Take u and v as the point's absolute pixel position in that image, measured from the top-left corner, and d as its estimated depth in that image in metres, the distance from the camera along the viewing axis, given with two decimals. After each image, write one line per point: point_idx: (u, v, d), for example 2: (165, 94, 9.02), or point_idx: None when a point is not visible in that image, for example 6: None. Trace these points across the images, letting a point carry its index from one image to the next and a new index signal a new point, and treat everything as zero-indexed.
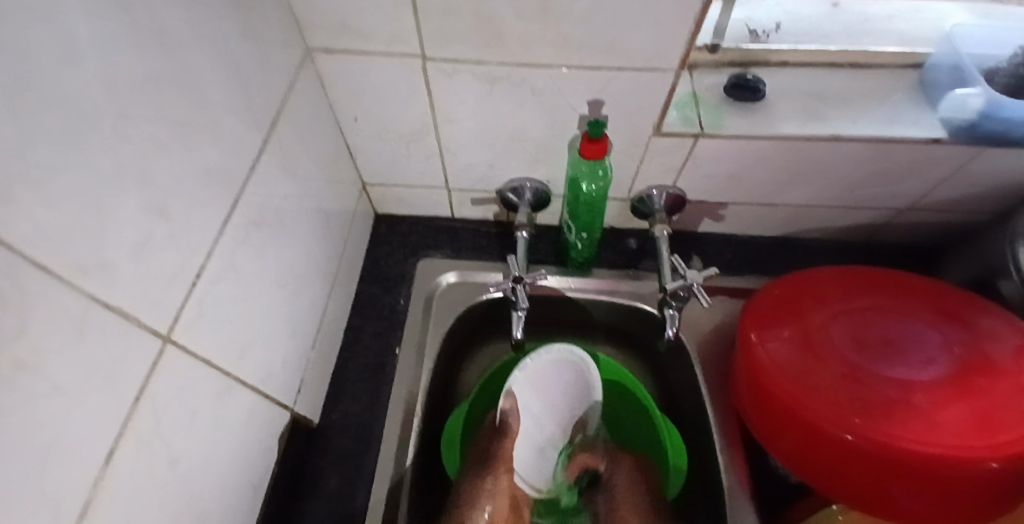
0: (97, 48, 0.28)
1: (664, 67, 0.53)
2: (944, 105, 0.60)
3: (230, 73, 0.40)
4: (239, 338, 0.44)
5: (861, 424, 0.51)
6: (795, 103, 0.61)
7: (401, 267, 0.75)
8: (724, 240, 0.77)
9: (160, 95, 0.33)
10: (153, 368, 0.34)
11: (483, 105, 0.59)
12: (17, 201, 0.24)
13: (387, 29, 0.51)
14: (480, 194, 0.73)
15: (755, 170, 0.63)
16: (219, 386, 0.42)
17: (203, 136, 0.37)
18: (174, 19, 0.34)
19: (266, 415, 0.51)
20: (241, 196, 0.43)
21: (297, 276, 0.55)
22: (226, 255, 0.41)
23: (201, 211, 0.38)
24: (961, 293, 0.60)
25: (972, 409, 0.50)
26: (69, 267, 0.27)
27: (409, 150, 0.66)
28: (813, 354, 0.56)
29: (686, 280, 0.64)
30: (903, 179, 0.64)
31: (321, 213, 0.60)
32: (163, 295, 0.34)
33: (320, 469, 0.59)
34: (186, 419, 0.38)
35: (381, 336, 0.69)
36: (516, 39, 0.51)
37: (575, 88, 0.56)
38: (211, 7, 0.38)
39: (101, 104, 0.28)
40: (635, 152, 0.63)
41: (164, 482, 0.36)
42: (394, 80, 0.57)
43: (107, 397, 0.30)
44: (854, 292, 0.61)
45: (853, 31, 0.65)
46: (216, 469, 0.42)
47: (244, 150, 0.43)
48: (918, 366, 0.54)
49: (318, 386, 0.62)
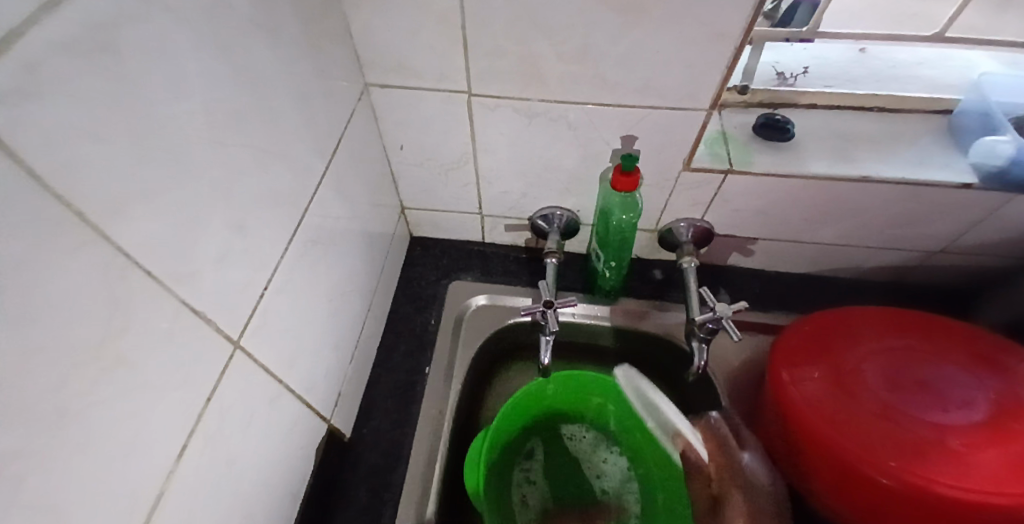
0: (201, 83, 0.32)
1: (695, 107, 0.56)
2: (973, 152, 0.61)
3: (301, 107, 0.45)
4: (292, 348, 0.48)
5: (895, 465, 0.51)
6: (822, 143, 0.63)
7: (434, 288, 0.78)
8: (752, 274, 0.78)
9: (247, 127, 0.37)
10: (223, 372, 0.37)
11: (520, 139, 0.62)
12: (131, 212, 0.27)
13: (437, 68, 0.56)
14: (512, 221, 0.76)
15: (783, 207, 0.65)
16: (274, 391, 0.45)
17: (276, 162, 0.41)
18: (261, 59, 0.39)
19: (307, 423, 0.53)
20: (303, 218, 0.47)
21: (342, 292, 0.58)
22: (287, 271, 0.45)
23: (271, 230, 0.41)
24: (999, 338, 0.60)
25: (1009, 455, 0.50)
26: (168, 274, 0.31)
27: (448, 178, 0.70)
28: (846, 393, 0.56)
29: (714, 311, 0.65)
30: (933, 221, 0.64)
31: (366, 235, 0.64)
32: (236, 303, 0.38)
33: (350, 482, 0.61)
34: (244, 421, 0.41)
35: (412, 354, 0.72)
36: (556, 79, 0.55)
37: (609, 125, 0.59)
38: (290, 47, 0.42)
39: (202, 132, 0.32)
40: (665, 186, 0.65)
41: (223, 478, 0.39)
42: (441, 114, 0.61)
43: (184, 393, 0.33)
44: (887, 333, 0.61)
45: (880, 75, 0.67)
46: (264, 469, 0.45)
47: (309, 177, 0.47)
48: (952, 409, 0.54)
49: (351, 399, 0.65)
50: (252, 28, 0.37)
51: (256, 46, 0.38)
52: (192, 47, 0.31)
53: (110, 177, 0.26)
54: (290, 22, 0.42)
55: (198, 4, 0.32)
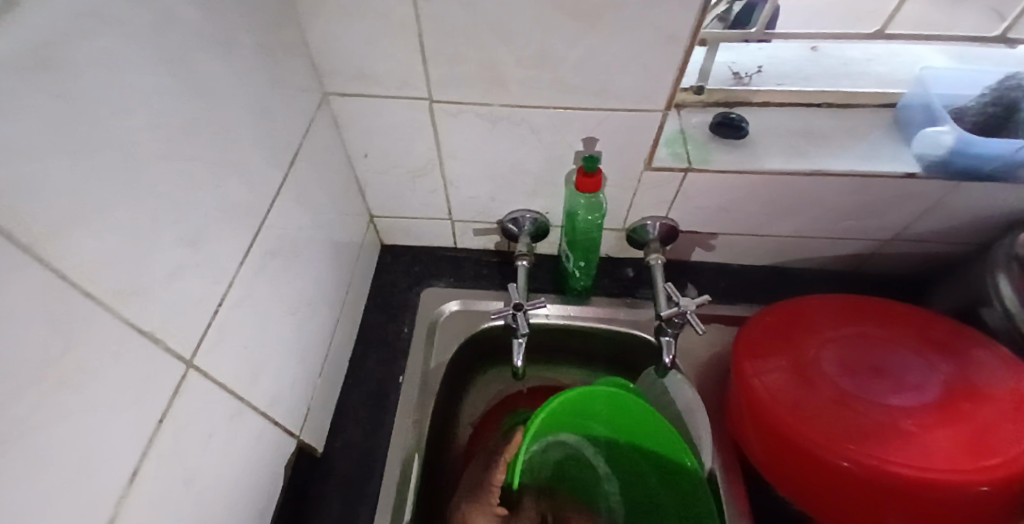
0: (149, 97, 0.32)
1: (653, 108, 0.57)
2: (918, 141, 0.64)
3: (257, 119, 0.44)
4: (255, 361, 0.47)
5: (854, 449, 0.52)
6: (777, 140, 0.65)
7: (405, 295, 0.77)
8: (718, 269, 0.79)
9: (199, 140, 0.37)
10: (176, 390, 0.36)
11: (484, 144, 0.63)
12: (74, 229, 0.27)
13: (397, 76, 0.55)
14: (482, 226, 0.76)
15: (744, 202, 0.67)
16: (235, 406, 0.44)
17: (232, 175, 0.41)
18: (213, 72, 0.38)
19: (274, 438, 0.52)
20: (261, 230, 0.46)
21: (308, 303, 0.57)
22: (246, 284, 0.44)
23: (226, 242, 0.41)
24: (948, 322, 0.62)
25: (959, 433, 0.52)
26: (113, 291, 0.30)
27: (414, 185, 0.70)
28: (806, 382, 0.58)
29: (679, 306, 0.66)
30: (885, 211, 0.67)
31: (331, 244, 0.63)
32: (191, 319, 0.37)
33: (323, 494, 0.60)
34: (203, 438, 0.40)
35: (384, 362, 0.71)
36: (515, 83, 0.55)
37: (570, 127, 0.60)
38: (243, 58, 0.42)
39: (149, 146, 0.32)
40: (629, 186, 0.66)
41: (182, 497, 0.38)
42: (403, 121, 0.61)
43: (136, 412, 0.32)
44: (844, 321, 0.63)
45: (831, 72, 0.69)
46: (227, 485, 0.44)
47: (267, 188, 0.47)
48: (907, 392, 0.56)
49: (322, 412, 0.64)
50: (202, 41, 0.37)
51: (207, 59, 0.37)
52: (136, 58, 0.31)
53: (51, 197, 0.25)
54: (242, 33, 0.42)
55: (143, 18, 0.31)
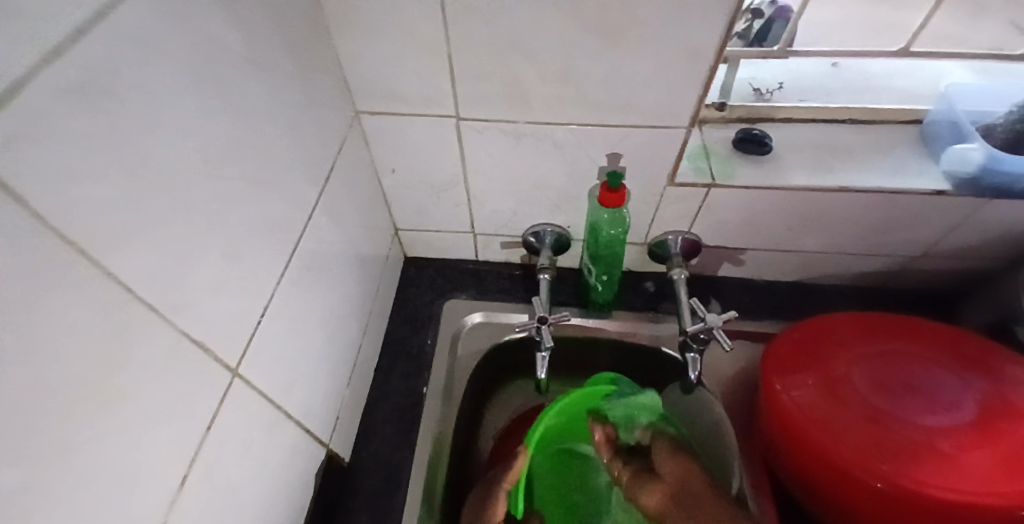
0: (198, 119, 0.34)
1: (675, 124, 0.58)
2: (945, 159, 0.63)
3: (293, 137, 0.46)
4: (289, 372, 0.48)
5: (888, 469, 0.51)
6: (800, 155, 0.66)
7: (429, 308, 0.79)
8: (741, 284, 0.79)
9: (242, 159, 0.39)
10: (221, 400, 0.38)
11: (508, 159, 0.64)
12: (132, 245, 0.29)
13: (426, 94, 0.57)
14: (504, 239, 0.78)
15: (767, 217, 0.67)
16: (272, 416, 0.45)
17: (271, 191, 0.43)
18: (256, 94, 0.40)
19: (306, 448, 0.54)
20: (297, 244, 0.48)
21: (337, 314, 0.59)
22: (283, 296, 0.46)
23: (266, 257, 0.42)
24: (983, 339, 0.61)
25: (997, 454, 0.51)
26: (166, 303, 0.32)
27: (439, 199, 0.72)
28: (837, 399, 0.57)
29: (705, 321, 0.66)
30: (914, 227, 0.66)
31: (359, 257, 0.65)
32: (234, 331, 0.39)
33: (350, 505, 0.61)
34: (243, 448, 0.41)
35: (409, 374, 0.72)
36: (540, 101, 0.57)
37: (594, 143, 0.61)
38: (282, 80, 0.44)
39: (199, 166, 0.34)
40: (651, 201, 0.67)
41: (223, 504, 0.39)
42: (430, 138, 0.63)
43: (184, 420, 0.34)
44: (875, 337, 0.62)
45: (854, 88, 0.69)
46: (264, 493, 0.45)
47: (302, 203, 0.49)
48: (942, 411, 0.55)
49: (349, 423, 0.65)
50: (246, 65, 0.39)
51: (250, 82, 0.39)
52: (189, 85, 0.33)
53: (110, 213, 0.27)
54: (282, 57, 0.44)
55: (193, 42, 0.33)
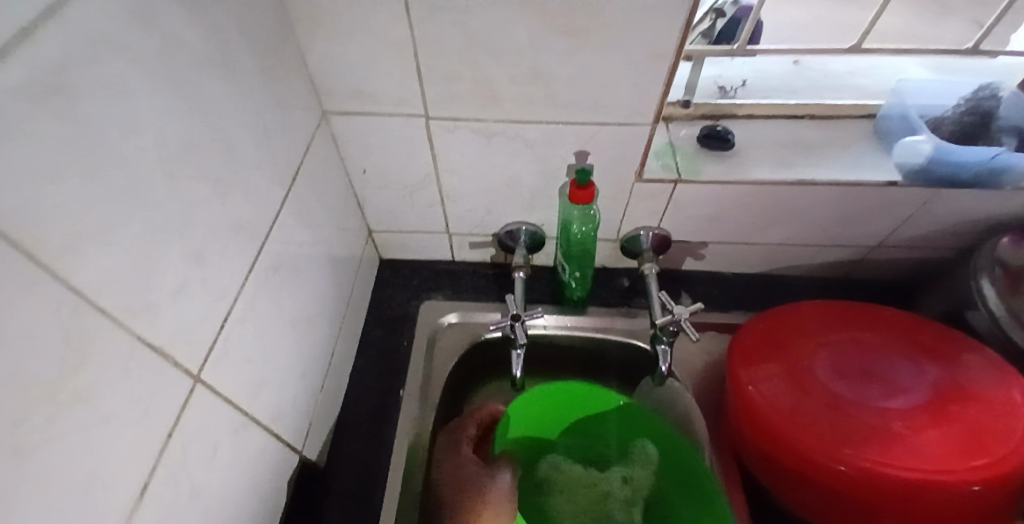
0: (157, 119, 0.33)
1: (641, 121, 0.59)
2: (898, 150, 0.66)
3: (260, 138, 0.46)
4: (258, 375, 0.48)
5: (849, 453, 0.53)
6: (762, 151, 0.68)
7: (404, 309, 0.79)
8: (710, 277, 0.81)
9: (205, 161, 0.38)
10: (184, 403, 0.37)
11: (479, 158, 0.65)
12: (87, 248, 0.28)
13: (395, 95, 0.57)
14: (478, 238, 0.78)
15: (733, 211, 0.69)
16: (239, 419, 0.45)
17: (236, 193, 0.42)
18: (219, 95, 0.40)
19: (277, 452, 0.53)
20: (264, 245, 0.47)
21: (309, 316, 0.58)
22: (250, 298, 0.45)
23: (231, 258, 0.42)
24: (935, 325, 0.64)
25: (949, 434, 0.53)
26: (125, 306, 0.31)
27: (412, 200, 0.72)
28: (801, 387, 0.59)
29: (673, 313, 0.67)
30: (872, 219, 0.69)
31: (331, 258, 0.64)
32: (197, 333, 0.38)
33: (324, 508, 0.61)
34: (209, 450, 0.41)
35: (384, 375, 0.72)
36: (508, 101, 0.57)
37: (562, 141, 0.62)
38: (247, 83, 0.44)
39: (157, 167, 0.33)
40: (620, 198, 0.68)
41: (189, 508, 0.38)
42: (400, 138, 0.63)
43: (144, 425, 0.33)
44: (835, 327, 0.64)
45: (815, 85, 0.72)
46: (232, 498, 0.45)
47: (269, 204, 0.48)
48: (899, 395, 0.57)
49: (323, 426, 0.65)
50: (209, 67, 0.39)
51: (212, 83, 0.39)
52: (146, 86, 0.32)
53: (63, 216, 0.27)
54: (246, 58, 0.44)
55: (151, 46, 0.33)
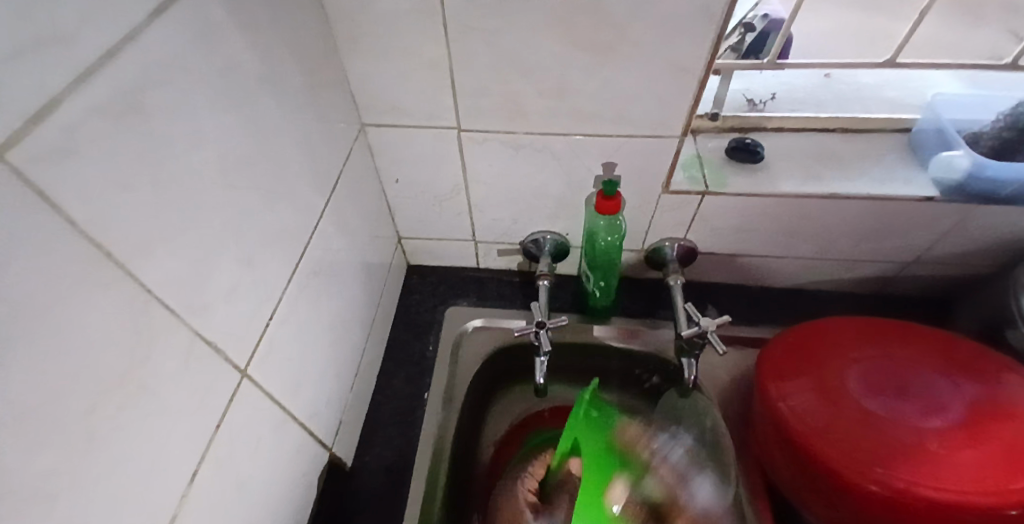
0: (217, 132, 0.36)
1: (670, 134, 0.60)
2: (933, 165, 0.65)
3: (303, 150, 0.49)
4: (296, 375, 0.50)
5: (881, 470, 0.52)
6: (792, 164, 0.67)
7: (431, 315, 0.80)
8: (737, 289, 0.80)
9: (255, 171, 0.41)
10: (232, 399, 0.39)
11: (508, 169, 0.66)
12: (155, 251, 0.30)
13: (429, 108, 0.59)
14: (505, 247, 0.79)
15: (761, 224, 0.68)
16: (279, 416, 0.47)
17: (281, 201, 0.45)
18: (268, 110, 0.42)
19: (312, 450, 0.55)
20: (304, 251, 0.50)
21: (343, 320, 0.60)
22: (291, 301, 0.47)
23: (276, 264, 0.44)
24: (973, 343, 0.62)
25: (987, 454, 0.52)
26: (184, 306, 0.33)
27: (442, 209, 0.74)
28: (832, 402, 0.58)
29: (699, 325, 0.67)
30: (905, 234, 0.68)
31: (364, 264, 0.67)
32: (245, 333, 0.40)
33: (354, 507, 0.62)
34: (252, 446, 0.43)
35: (412, 380, 0.74)
36: (538, 114, 0.59)
37: (591, 153, 0.63)
38: (293, 98, 0.46)
39: (215, 176, 0.36)
40: (648, 209, 0.69)
41: (233, 500, 0.40)
42: (433, 149, 0.65)
43: (197, 418, 0.35)
44: (867, 342, 0.63)
45: (844, 98, 0.72)
46: (271, 491, 0.47)
47: (310, 212, 0.50)
48: (934, 413, 0.56)
49: (353, 427, 0.67)
50: (261, 84, 0.41)
51: (262, 99, 0.42)
52: (207, 103, 0.35)
53: (135, 221, 0.29)
54: (293, 75, 0.46)
55: (213, 66, 0.35)
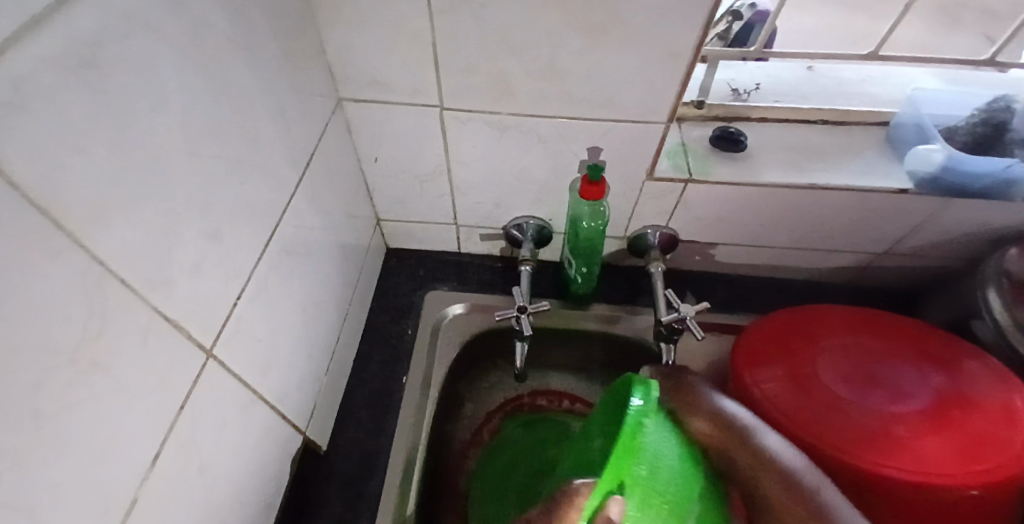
0: (183, 97, 0.34)
1: (655, 120, 0.59)
2: (910, 159, 0.66)
3: (278, 123, 0.47)
4: (266, 356, 0.48)
5: (850, 453, 0.53)
6: (773, 154, 0.68)
7: (409, 298, 0.79)
8: (716, 278, 0.81)
9: (224, 142, 0.39)
10: (196, 378, 0.38)
11: (490, 151, 0.65)
12: (111, 220, 0.29)
13: (410, 84, 0.58)
14: (486, 231, 0.78)
15: (742, 213, 0.69)
16: (246, 398, 0.46)
17: (253, 175, 0.43)
18: (240, 77, 0.40)
19: (281, 432, 0.54)
20: (277, 228, 0.48)
21: (317, 301, 0.59)
22: (262, 280, 0.46)
23: (245, 240, 0.43)
24: (941, 336, 0.64)
25: (952, 441, 0.53)
26: (144, 280, 0.32)
27: (423, 190, 0.72)
28: (803, 388, 0.59)
29: (680, 311, 0.67)
30: (881, 225, 0.69)
31: (341, 244, 0.65)
32: (210, 311, 0.39)
33: (324, 490, 0.61)
34: (217, 428, 0.41)
35: (388, 363, 0.73)
36: (522, 95, 0.58)
37: (575, 137, 0.62)
38: (268, 68, 0.44)
39: (180, 144, 0.34)
40: (630, 195, 0.68)
41: (195, 483, 0.39)
42: (413, 128, 0.63)
43: (157, 398, 0.34)
44: (840, 332, 0.64)
45: (827, 91, 0.72)
46: (236, 474, 0.45)
47: (284, 188, 0.49)
48: (901, 401, 0.57)
49: (326, 410, 0.65)
50: (233, 49, 0.39)
51: (235, 65, 0.40)
52: (172, 66, 0.33)
53: (89, 189, 0.27)
54: (268, 43, 0.44)
55: (180, 25, 0.33)
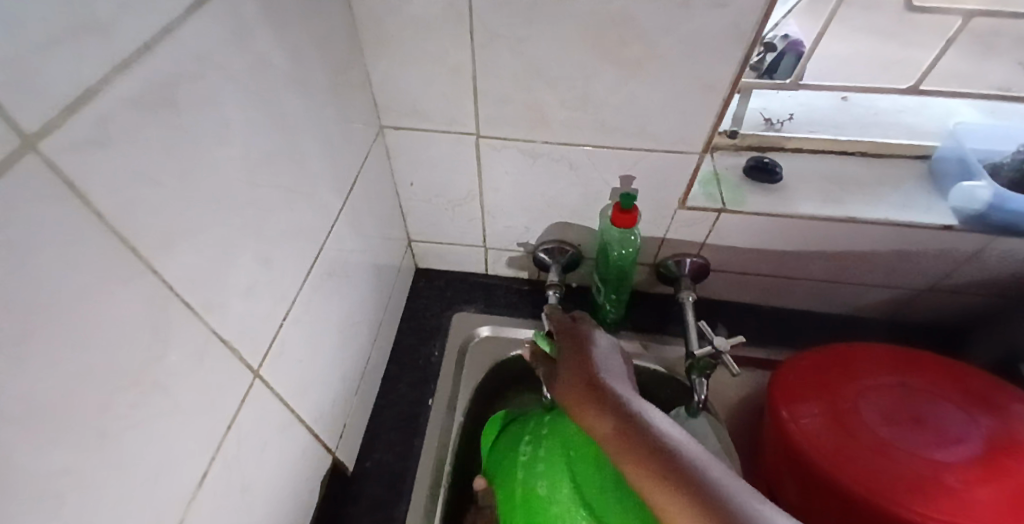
0: (243, 130, 0.36)
1: (689, 150, 0.59)
2: (954, 195, 0.64)
3: (324, 151, 0.49)
4: (305, 376, 0.50)
5: (894, 500, 0.51)
6: (809, 185, 0.67)
7: (438, 320, 0.80)
8: (747, 308, 0.80)
9: (276, 170, 0.40)
10: (243, 398, 0.39)
11: (524, 177, 0.66)
12: (175, 247, 0.30)
13: (449, 113, 0.60)
14: (515, 254, 0.79)
15: (776, 244, 0.68)
16: (285, 418, 0.47)
17: (301, 201, 0.45)
18: (292, 107, 0.42)
19: (314, 453, 0.54)
20: (320, 252, 0.49)
21: (351, 321, 0.60)
22: (304, 302, 0.47)
23: (291, 264, 0.44)
24: (990, 376, 0.61)
25: (1006, 491, 0.51)
26: (202, 303, 0.33)
27: (454, 214, 0.73)
28: (844, 429, 0.57)
29: (714, 345, 0.66)
30: (921, 261, 0.67)
31: (375, 266, 0.66)
32: (257, 334, 0.40)
33: (353, 514, 0.61)
34: (258, 447, 0.42)
35: (416, 385, 0.73)
36: (558, 123, 0.59)
37: (608, 165, 0.62)
38: (317, 99, 0.46)
39: (238, 174, 0.36)
40: (662, 223, 0.68)
41: (237, 502, 0.40)
42: (450, 155, 0.65)
43: (206, 418, 0.35)
44: (882, 370, 0.62)
45: (862, 121, 0.71)
46: (274, 493, 0.46)
47: (327, 213, 0.50)
48: (949, 446, 0.55)
49: (356, 430, 0.66)
50: (288, 82, 0.41)
51: (289, 99, 0.42)
52: (237, 103, 0.35)
53: (159, 220, 0.29)
54: (319, 76, 0.46)
55: (244, 63, 0.35)
